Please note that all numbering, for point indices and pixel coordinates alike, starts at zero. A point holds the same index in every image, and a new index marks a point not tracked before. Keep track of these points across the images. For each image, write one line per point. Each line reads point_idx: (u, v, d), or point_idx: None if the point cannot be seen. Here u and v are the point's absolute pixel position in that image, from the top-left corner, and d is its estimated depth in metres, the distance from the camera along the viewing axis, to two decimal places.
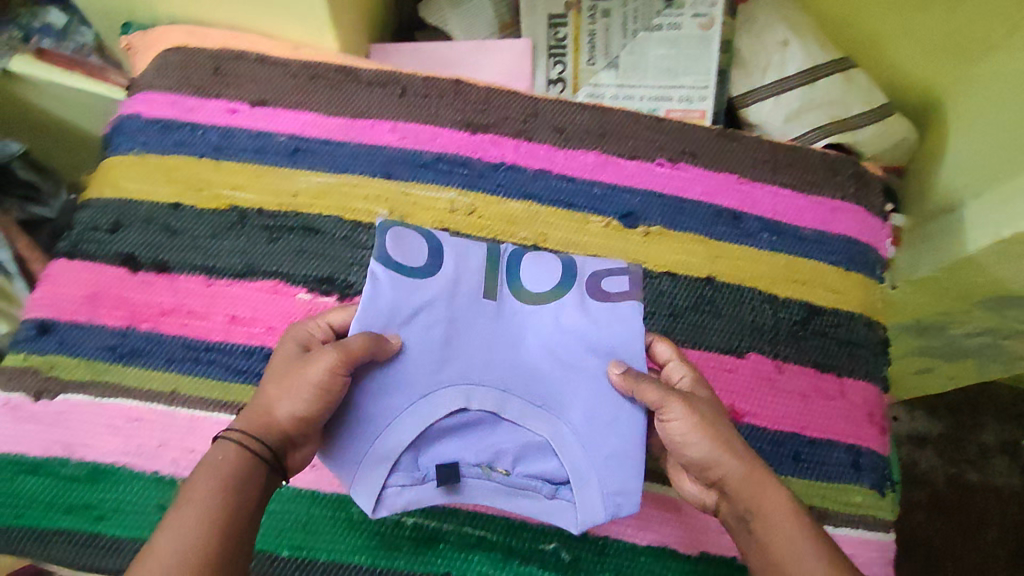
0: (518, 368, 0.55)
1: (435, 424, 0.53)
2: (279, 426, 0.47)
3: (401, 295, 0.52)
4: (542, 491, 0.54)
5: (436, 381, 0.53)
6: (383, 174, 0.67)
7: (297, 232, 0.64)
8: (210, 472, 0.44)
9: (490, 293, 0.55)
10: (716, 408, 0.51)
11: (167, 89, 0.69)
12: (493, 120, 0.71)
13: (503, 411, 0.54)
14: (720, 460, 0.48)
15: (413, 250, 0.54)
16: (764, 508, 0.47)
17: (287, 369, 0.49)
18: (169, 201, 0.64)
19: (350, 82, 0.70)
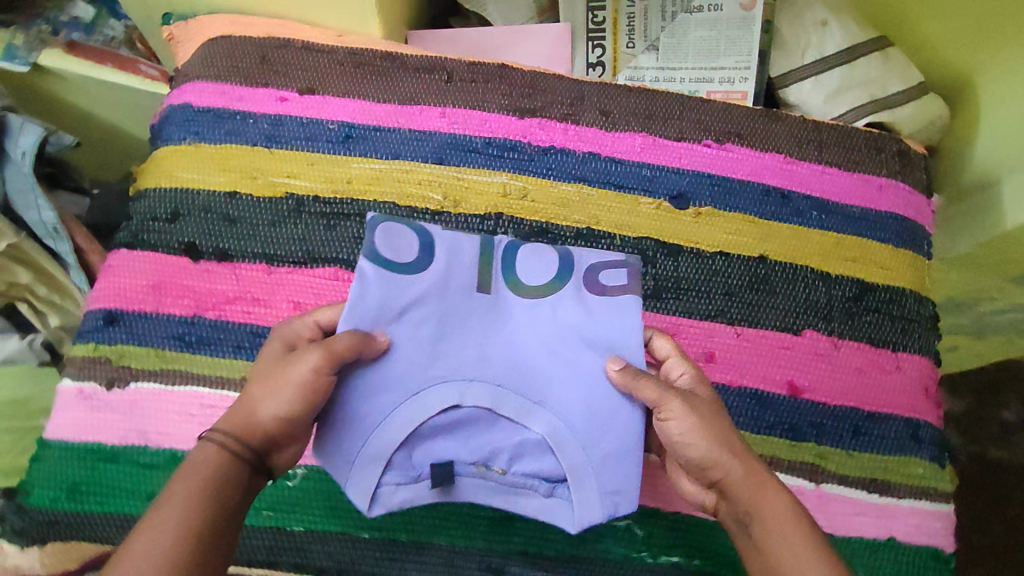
0: (513, 364, 0.55)
1: (427, 422, 0.53)
2: (261, 427, 0.47)
3: (389, 293, 0.52)
4: (539, 489, 0.54)
5: (427, 379, 0.53)
6: (435, 159, 0.67)
7: (354, 219, 0.64)
8: (191, 472, 0.45)
9: (484, 288, 0.55)
10: (714, 406, 0.51)
11: (214, 79, 0.68)
12: (540, 104, 0.70)
13: (498, 407, 0.54)
14: (720, 463, 0.48)
15: (403, 247, 0.54)
16: (767, 512, 0.47)
17: (274, 369, 0.49)
18: (225, 190, 0.64)
19: (396, 69, 0.70)
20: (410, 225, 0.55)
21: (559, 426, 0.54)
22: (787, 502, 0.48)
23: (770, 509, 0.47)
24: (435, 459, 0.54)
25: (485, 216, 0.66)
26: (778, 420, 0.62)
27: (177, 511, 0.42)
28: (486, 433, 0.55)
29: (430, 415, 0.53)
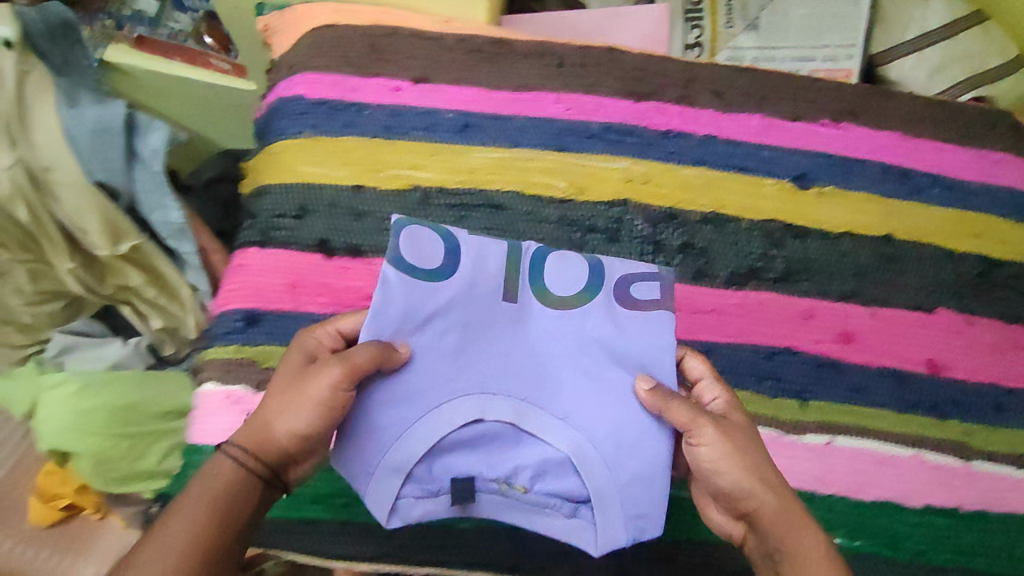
0: (541, 375, 0.48)
1: (444, 437, 0.45)
2: (276, 442, 0.44)
3: (414, 299, 0.45)
4: (561, 510, 0.47)
5: (449, 391, 0.46)
6: (556, 147, 0.66)
7: (483, 210, 0.63)
8: (204, 485, 0.43)
9: (511, 296, 0.48)
10: (747, 432, 0.47)
11: (326, 70, 0.66)
12: (653, 87, 0.69)
13: (521, 422, 0.47)
14: (752, 494, 0.45)
15: (427, 250, 0.47)
16: (801, 548, 0.44)
17: (292, 380, 0.45)
18: (350, 184, 0.63)
19: (507, 54, 0.69)
20: (433, 227, 0.47)
21: (584, 443, 0.47)
22: (817, 537, 0.44)
23: (805, 547, 0.44)
24: (454, 475, 0.46)
25: (612, 203, 0.65)
26: (919, 399, 0.62)
27: (186, 526, 0.40)
28: (507, 450, 0.48)
29: (447, 430, 0.45)
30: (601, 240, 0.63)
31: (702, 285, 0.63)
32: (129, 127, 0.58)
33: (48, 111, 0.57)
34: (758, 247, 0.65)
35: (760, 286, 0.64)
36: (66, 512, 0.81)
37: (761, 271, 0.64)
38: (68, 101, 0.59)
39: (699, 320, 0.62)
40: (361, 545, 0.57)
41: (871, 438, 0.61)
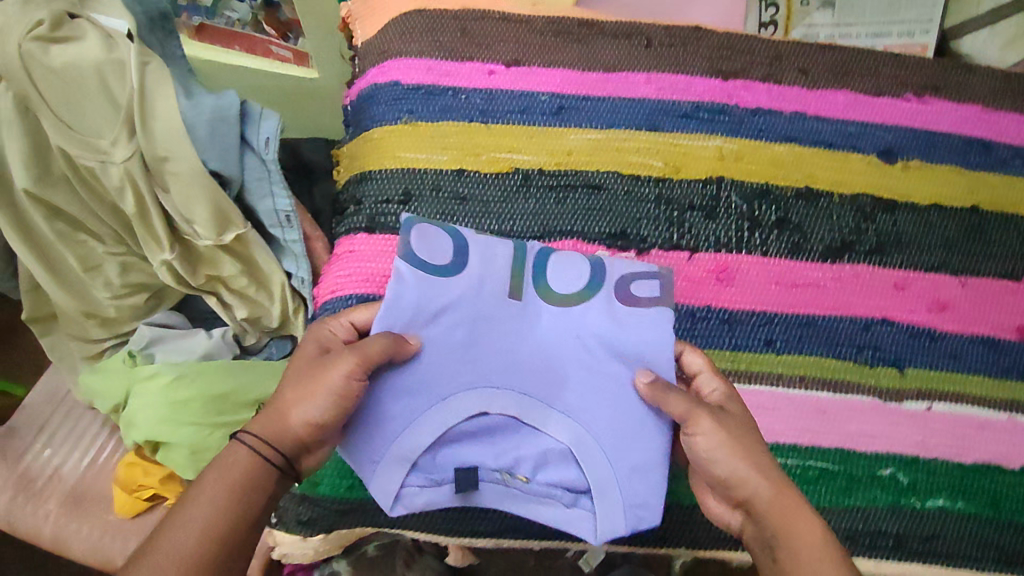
0: (543, 372, 0.55)
1: (454, 429, 0.53)
2: (292, 432, 0.48)
3: (426, 294, 0.53)
4: (562, 500, 0.54)
5: (457, 384, 0.53)
6: (650, 126, 0.67)
7: (582, 190, 0.64)
8: (222, 470, 0.46)
9: (516, 295, 0.56)
10: (741, 421, 0.50)
11: (419, 55, 0.67)
12: (740, 66, 0.70)
13: (525, 416, 0.54)
14: (745, 479, 0.47)
15: (438, 248, 0.54)
16: (791, 532, 0.45)
17: (306, 371, 0.50)
18: (452, 168, 0.63)
19: (595, 35, 0.70)
20: (445, 228, 0.55)
21: (584, 435, 0.53)
22: (812, 521, 0.46)
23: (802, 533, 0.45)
24: (460, 464, 0.54)
25: (706, 180, 0.66)
26: (1011, 364, 0.64)
27: (202, 514, 0.44)
28: (510, 441, 0.55)
29: (456, 421, 0.53)
30: (699, 217, 0.64)
31: (799, 259, 0.64)
32: (246, 117, 0.58)
33: (169, 94, 0.55)
34: (850, 220, 0.66)
35: (855, 259, 0.65)
36: (150, 503, 0.80)
37: (854, 244, 0.65)
38: (186, 88, 0.57)
39: (795, 294, 0.63)
40: (485, 522, 0.59)
41: (968, 403, 0.62)
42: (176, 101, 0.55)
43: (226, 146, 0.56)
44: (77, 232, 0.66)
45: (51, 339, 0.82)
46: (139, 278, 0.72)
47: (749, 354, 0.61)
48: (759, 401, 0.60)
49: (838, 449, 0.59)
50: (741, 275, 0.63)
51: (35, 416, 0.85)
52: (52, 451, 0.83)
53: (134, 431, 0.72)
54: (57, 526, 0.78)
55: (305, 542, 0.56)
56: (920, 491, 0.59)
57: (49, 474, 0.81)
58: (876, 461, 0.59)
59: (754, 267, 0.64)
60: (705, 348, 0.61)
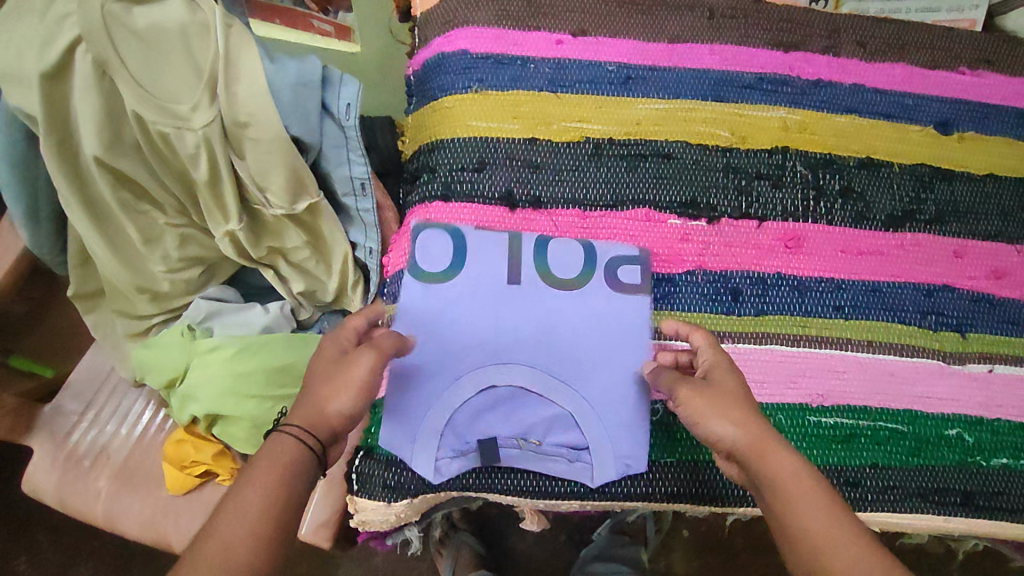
0: (548, 343, 0.54)
1: (464, 405, 0.53)
2: (328, 424, 0.47)
3: (429, 298, 0.55)
4: (565, 456, 0.52)
5: (468, 362, 0.53)
6: (715, 97, 0.68)
7: (652, 159, 0.65)
8: (269, 461, 0.44)
9: (515, 279, 0.56)
10: (724, 385, 0.47)
11: (486, 24, 0.68)
12: (800, 38, 0.72)
13: (532, 384, 0.53)
14: (721, 432, 0.45)
15: (436, 253, 0.57)
16: (784, 477, 0.43)
17: (330, 368, 0.49)
18: (524, 137, 0.64)
19: (660, 7, 0.71)
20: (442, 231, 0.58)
21: (583, 400, 0.53)
22: (801, 467, 0.43)
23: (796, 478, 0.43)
24: (481, 434, 0.53)
25: (772, 150, 0.67)
26: None
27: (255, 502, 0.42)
28: (523, 408, 0.53)
29: (468, 394, 0.53)
30: (766, 186, 0.65)
31: (864, 228, 0.65)
32: (326, 82, 0.60)
33: (254, 56, 0.55)
34: (910, 190, 0.67)
35: (916, 227, 0.66)
36: (201, 479, 0.78)
37: (916, 213, 0.66)
38: (267, 53, 0.57)
39: (860, 261, 0.64)
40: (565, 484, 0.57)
41: None
42: (261, 65, 0.56)
43: (308, 112, 0.58)
44: (140, 203, 0.65)
45: (94, 316, 0.81)
46: (197, 251, 0.72)
47: (818, 319, 0.61)
48: (830, 364, 0.60)
49: (906, 410, 0.60)
50: (809, 243, 0.64)
51: (81, 394, 0.84)
52: (99, 428, 0.82)
53: (192, 405, 0.71)
54: (108, 505, 0.77)
55: (390, 508, 0.53)
56: (983, 450, 0.60)
57: (96, 452, 0.80)
58: (942, 422, 0.60)
59: (821, 236, 0.64)
60: (776, 315, 0.61)
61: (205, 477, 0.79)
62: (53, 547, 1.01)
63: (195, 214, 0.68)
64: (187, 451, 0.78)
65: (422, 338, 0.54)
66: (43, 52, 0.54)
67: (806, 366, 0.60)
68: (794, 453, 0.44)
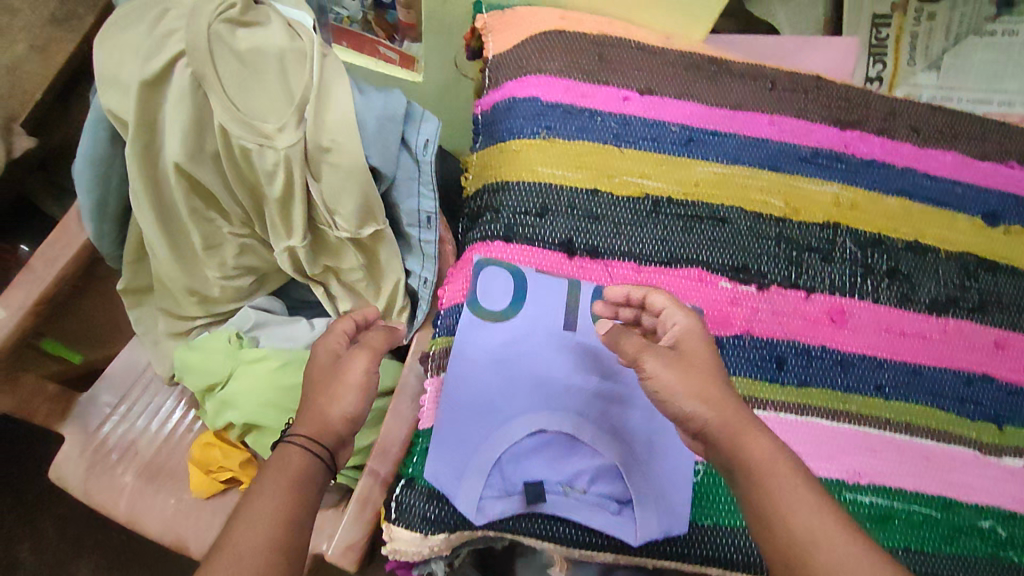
0: (596, 396, 0.56)
1: (513, 448, 0.54)
2: (333, 428, 0.52)
3: (483, 335, 0.58)
4: (609, 508, 0.53)
5: (520, 407, 0.55)
6: (772, 166, 0.70)
7: (708, 221, 0.67)
8: (278, 471, 0.48)
9: (571, 326, 0.58)
10: (697, 357, 0.47)
11: (558, 74, 0.70)
12: (857, 118, 0.73)
13: (580, 434, 0.54)
14: (694, 410, 0.45)
15: (497, 292, 0.60)
16: (752, 454, 0.43)
17: (326, 376, 0.55)
18: (586, 188, 0.66)
19: (724, 74, 0.73)
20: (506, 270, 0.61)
21: (627, 452, 0.54)
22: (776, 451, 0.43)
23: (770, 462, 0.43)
24: (528, 477, 0.53)
25: (824, 225, 0.68)
26: None
27: (267, 506, 0.46)
28: (570, 458, 0.54)
29: (518, 436, 0.54)
30: (817, 259, 0.67)
31: (908, 309, 0.66)
32: (408, 117, 0.62)
33: (346, 88, 0.58)
34: (955, 276, 0.68)
35: (959, 314, 0.67)
36: (225, 485, 0.80)
37: (959, 300, 0.67)
38: (358, 86, 0.60)
39: (903, 342, 0.65)
40: None
41: None
42: (351, 97, 0.58)
43: (388, 145, 0.60)
44: (209, 211, 0.67)
45: (138, 312, 0.84)
46: (251, 261, 0.74)
47: (859, 396, 0.62)
48: (869, 443, 0.61)
49: (941, 496, 0.60)
50: (855, 319, 0.65)
51: (116, 386, 0.87)
52: (130, 422, 0.85)
53: (230, 410, 0.73)
54: (132, 502, 0.79)
55: (425, 540, 0.54)
56: (1016, 545, 0.60)
57: (125, 446, 0.83)
58: (976, 512, 0.60)
59: (866, 314, 0.65)
60: (819, 387, 0.62)
61: (230, 482, 0.81)
62: (58, 535, 1.01)
63: (257, 226, 0.69)
64: (213, 455, 0.80)
65: (476, 377, 0.57)
66: (145, 63, 0.56)
67: (845, 442, 0.60)
68: (768, 434, 0.44)
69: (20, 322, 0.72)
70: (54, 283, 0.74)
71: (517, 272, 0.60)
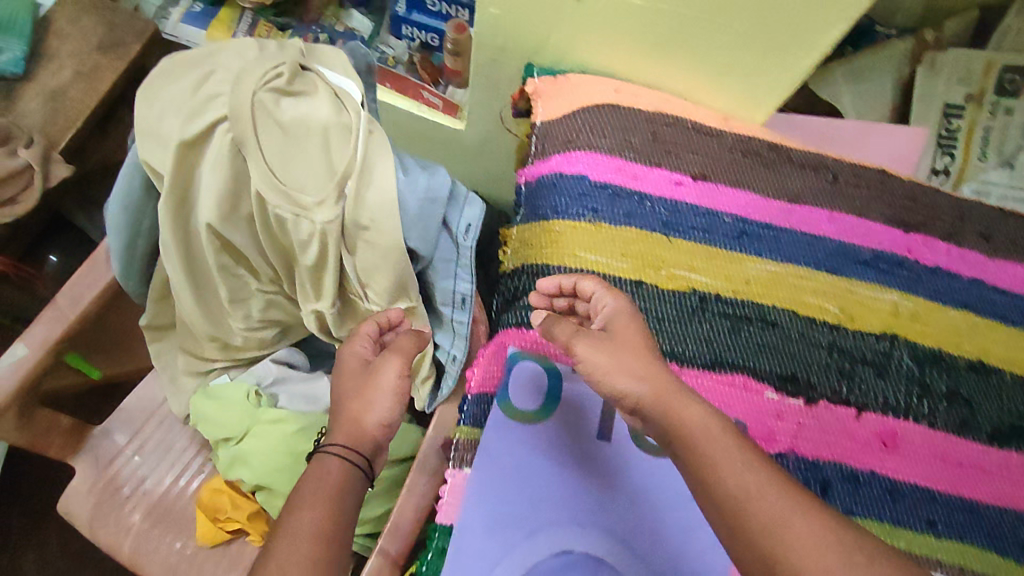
0: (625, 517, 0.54)
1: (536, 569, 0.52)
2: (369, 435, 0.53)
3: (511, 438, 0.57)
4: None
5: (544, 521, 0.53)
6: (828, 268, 0.66)
7: (756, 323, 0.63)
8: (318, 482, 0.49)
9: (606, 435, 0.57)
10: (624, 334, 0.51)
11: (609, 151, 0.67)
12: (923, 220, 0.69)
13: (606, 556, 0.52)
14: (628, 387, 0.49)
15: (532, 390, 0.59)
16: (688, 427, 0.46)
17: (359, 384, 0.55)
18: (630, 278, 0.63)
19: (784, 163, 0.69)
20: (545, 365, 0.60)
21: None
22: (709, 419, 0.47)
23: (799, 547, 0.40)
24: None
25: (880, 335, 0.64)
26: None
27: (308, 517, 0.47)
28: None
29: (540, 555, 0.52)
30: (870, 373, 0.63)
31: (967, 437, 0.62)
32: (452, 198, 0.60)
33: (391, 167, 0.54)
34: (1020, 405, 0.64)
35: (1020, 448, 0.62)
36: (230, 534, 0.79)
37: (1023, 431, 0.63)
38: (402, 164, 0.57)
39: (959, 473, 0.60)
40: None
41: None
42: (395, 177, 0.55)
43: (429, 228, 0.58)
44: (237, 267, 0.64)
45: (159, 346, 0.82)
46: (277, 314, 0.72)
47: (909, 531, 0.58)
48: None
49: None
50: (908, 444, 0.61)
51: (129, 422, 0.86)
52: (146, 458, 0.84)
53: (240, 467, 0.73)
54: (137, 543, 0.79)
55: None
56: None
57: (135, 483, 0.82)
58: None
59: (921, 438, 0.61)
60: (867, 518, 0.58)
61: (236, 533, 0.80)
62: (59, 549, 1.01)
63: (285, 285, 0.67)
64: (222, 502, 0.79)
65: (501, 481, 0.55)
66: (186, 122, 0.54)
67: None
68: (700, 402, 0.48)
69: (43, 358, 0.72)
70: (77, 320, 0.73)
71: (554, 372, 0.59)
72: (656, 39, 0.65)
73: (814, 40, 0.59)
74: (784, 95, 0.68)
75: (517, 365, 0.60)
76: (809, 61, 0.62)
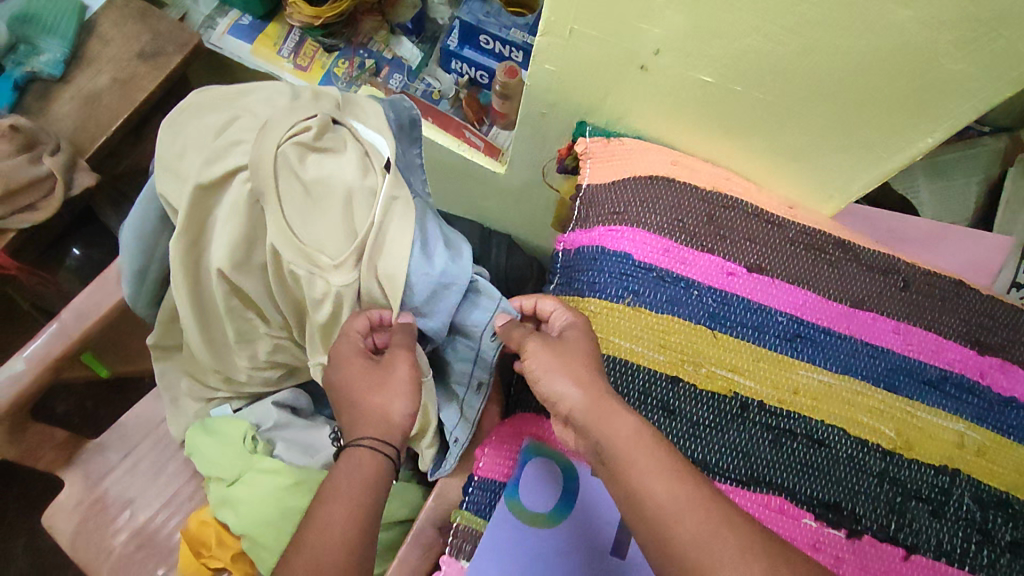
0: None
1: None
2: (398, 426, 0.51)
3: (517, 537, 0.53)
4: None
5: None
6: (888, 386, 0.59)
7: (802, 439, 0.57)
8: (349, 475, 0.48)
9: (619, 551, 0.53)
10: (577, 342, 0.52)
11: (659, 230, 0.62)
12: (1000, 342, 0.62)
13: None
14: (564, 392, 0.49)
15: (547, 488, 0.55)
16: (619, 432, 0.46)
17: (367, 378, 0.51)
18: (666, 373, 0.58)
19: (849, 262, 0.63)
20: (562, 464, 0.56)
21: None
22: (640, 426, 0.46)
23: None
24: None
25: (939, 469, 0.57)
26: None
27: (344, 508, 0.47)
28: None
29: None
30: (924, 511, 0.55)
31: None
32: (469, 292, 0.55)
33: (404, 241, 0.51)
34: None
35: None
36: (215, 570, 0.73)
37: None
38: (422, 245, 0.52)
39: None
40: None
41: None
42: (412, 255, 0.51)
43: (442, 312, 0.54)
44: (246, 310, 0.60)
45: (163, 365, 0.75)
46: (284, 357, 0.67)
47: None
48: None
49: None
50: None
51: (124, 440, 0.81)
52: (136, 478, 0.79)
53: (228, 511, 0.68)
54: (117, 569, 0.75)
55: None
56: None
57: (122, 503, 0.78)
58: None
59: None
60: None
61: (221, 570, 0.73)
62: None
63: (295, 333, 0.62)
64: (209, 535, 0.72)
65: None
66: (206, 165, 0.51)
67: None
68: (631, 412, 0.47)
69: (38, 378, 0.68)
70: (81, 338, 0.70)
71: (569, 470, 0.55)
72: (718, 116, 0.61)
73: (900, 144, 0.56)
74: (865, 188, 0.62)
75: (534, 461, 0.56)
76: (880, 161, 0.58)
